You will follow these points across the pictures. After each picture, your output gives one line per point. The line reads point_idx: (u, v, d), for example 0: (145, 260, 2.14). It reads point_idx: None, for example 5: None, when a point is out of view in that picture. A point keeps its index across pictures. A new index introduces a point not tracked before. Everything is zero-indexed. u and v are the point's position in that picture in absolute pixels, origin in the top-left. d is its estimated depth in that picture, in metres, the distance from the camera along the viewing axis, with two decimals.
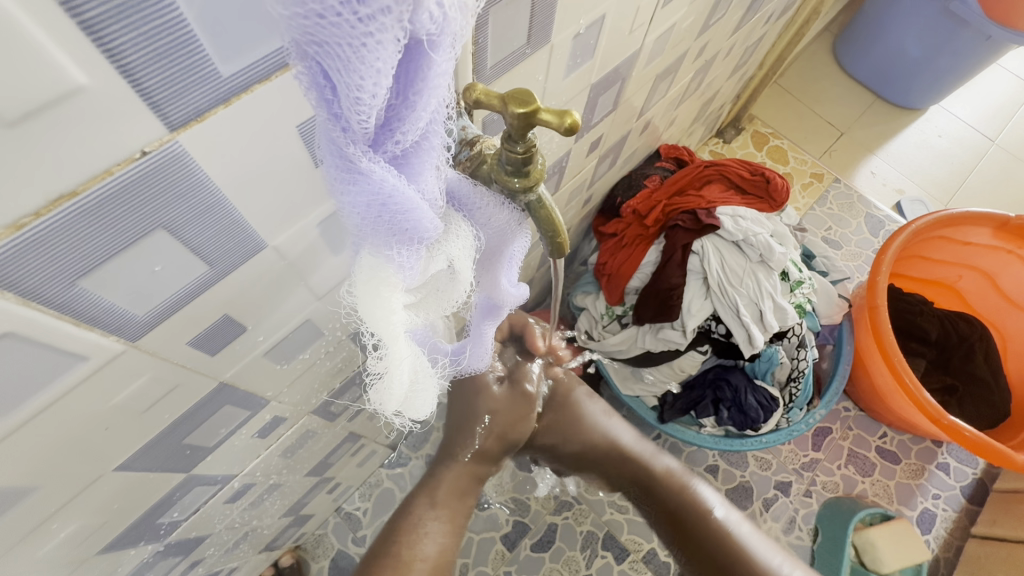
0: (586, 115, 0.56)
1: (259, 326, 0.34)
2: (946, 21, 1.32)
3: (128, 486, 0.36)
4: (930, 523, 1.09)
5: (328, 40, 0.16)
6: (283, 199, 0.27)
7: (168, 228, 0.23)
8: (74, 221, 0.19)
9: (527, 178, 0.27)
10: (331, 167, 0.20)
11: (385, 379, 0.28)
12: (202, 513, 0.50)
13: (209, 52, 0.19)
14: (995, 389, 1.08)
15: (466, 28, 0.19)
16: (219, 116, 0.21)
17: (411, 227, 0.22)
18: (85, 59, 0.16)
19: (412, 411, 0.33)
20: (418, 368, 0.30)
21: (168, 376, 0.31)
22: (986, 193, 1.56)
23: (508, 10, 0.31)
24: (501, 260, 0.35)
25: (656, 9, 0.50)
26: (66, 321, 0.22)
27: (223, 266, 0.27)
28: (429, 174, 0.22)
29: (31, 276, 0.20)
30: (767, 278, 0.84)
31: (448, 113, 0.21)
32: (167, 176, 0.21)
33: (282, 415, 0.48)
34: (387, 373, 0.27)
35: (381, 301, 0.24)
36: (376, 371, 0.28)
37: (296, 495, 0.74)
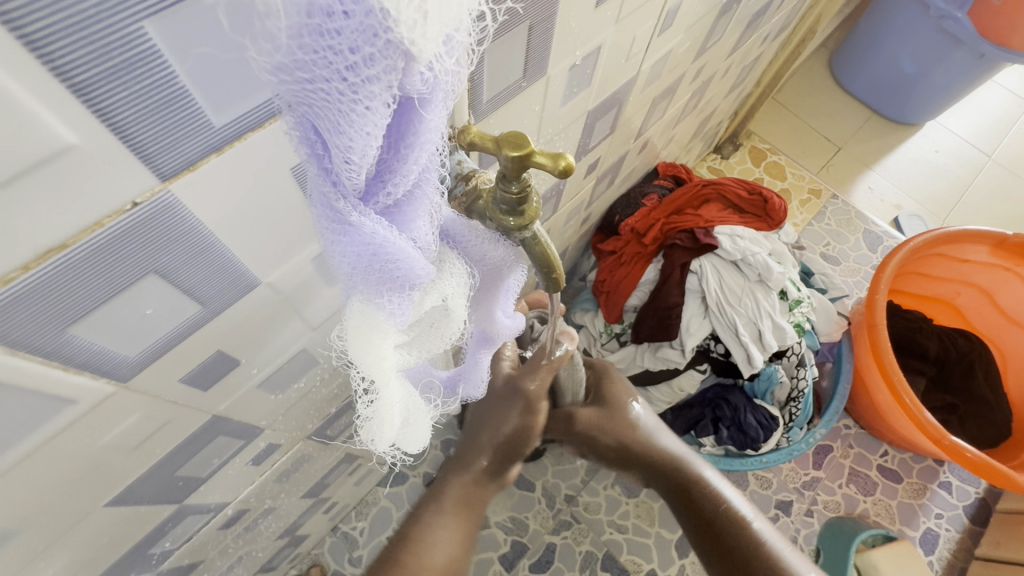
0: (584, 139, 0.56)
1: (253, 359, 0.34)
2: (941, 40, 1.34)
3: (118, 520, 0.36)
4: (933, 544, 1.08)
5: (317, 104, 0.16)
6: (277, 237, 0.27)
7: (160, 273, 0.23)
8: (63, 272, 0.19)
9: (522, 217, 0.27)
10: (321, 218, 0.20)
11: (376, 419, 0.28)
12: (195, 540, 0.50)
13: (201, 105, 0.19)
14: (995, 408, 1.07)
15: (458, 85, 0.19)
16: (211, 164, 0.21)
17: (402, 276, 0.22)
18: (74, 119, 0.16)
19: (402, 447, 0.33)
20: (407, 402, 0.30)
21: (159, 413, 0.30)
22: (983, 208, 1.57)
23: (504, 47, 0.31)
24: (497, 294, 0.35)
25: (652, 37, 0.50)
26: (55, 367, 0.22)
27: (217, 305, 0.27)
28: (422, 221, 0.22)
29: (19, 328, 0.19)
30: (765, 298, 0.84)
31: (439, 163, 0.21)
32: (159, 226, 0.21)
33: (277, 442, 0.48)
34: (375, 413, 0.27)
35: (371, 347, 0.24)
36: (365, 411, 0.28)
37: (291, 517, 0.73)
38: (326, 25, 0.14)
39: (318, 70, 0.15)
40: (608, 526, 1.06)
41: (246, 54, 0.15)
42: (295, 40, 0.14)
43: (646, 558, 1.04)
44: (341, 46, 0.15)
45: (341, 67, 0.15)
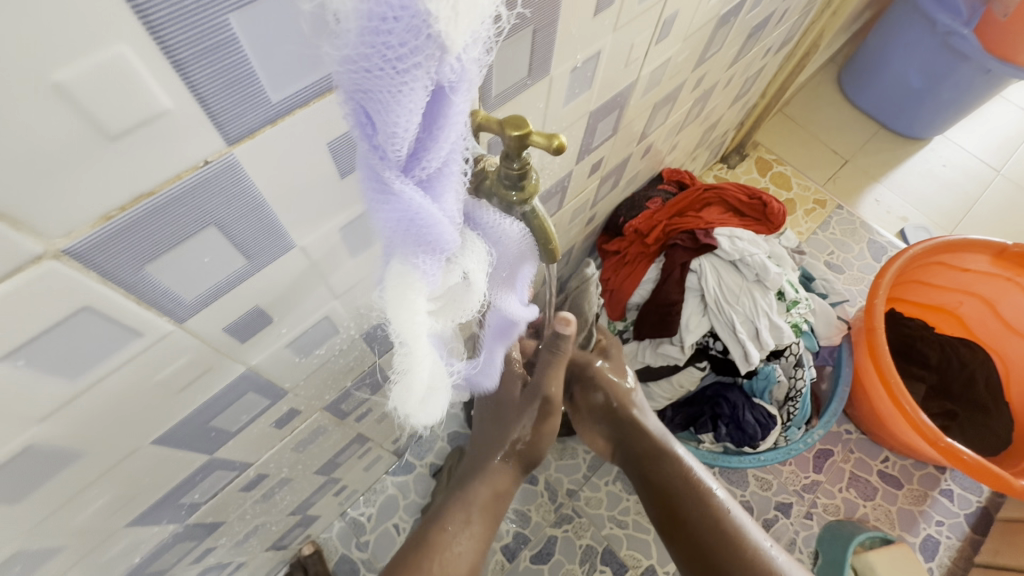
0: (587, 139, 0.60)
1: (284, 319, 0.39)
2: (946, 55, 1.37)
3: (159, 461, 0.40)
4: (933, 551, 1.08)
5: (372, 89, 0.20)
6: (312, 204, 0.32)
7: (218, 226, 0.27)
8: (146, 216, 0.24)
9: (523, 192, 0.32)
10: (368, 188, 0.24)
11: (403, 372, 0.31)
12: (219, 498, 0.54)
13: (263, 84, 0.23)
14: (995, 415, 1.09)
15: (479, 76, 0.24)
16: (265, 133, 0.25)
17: (433, 237, 0.26)
18: (172, 89, 0.21)
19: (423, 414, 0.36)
20: (435, 367, 0.34)
21: (203, 359, 0.35)
22: (990, 222, 1.58)
23: (511, 48, 0.36)
24: (512, 280, 0.38)
25: (650, 45, 0.54)
26: (131, 300, 0.27)
27: (258, 262, 0.32)
28: (449, 195, 0.26)
29: (109, 260, 0.24)
30: (763, 297, 0.87)
31: (465, 143, 0.25)
32: (221, 182, 0.26)
33: (297, 407, 0.52)
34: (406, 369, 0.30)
35: (407, 303, 0.28)
36: (399, 366, 0.31)
37: (304, 493, 0.77)
38: (381, 25, 0.18)
39: (374, 61, 0.19)
40: (608, 521, 1.08)
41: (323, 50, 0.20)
42: (360, 37, 0.19)
43: (645, 554, 1.06)
44: (393, 42, 0.19)
45: (391, 58, 0.20)
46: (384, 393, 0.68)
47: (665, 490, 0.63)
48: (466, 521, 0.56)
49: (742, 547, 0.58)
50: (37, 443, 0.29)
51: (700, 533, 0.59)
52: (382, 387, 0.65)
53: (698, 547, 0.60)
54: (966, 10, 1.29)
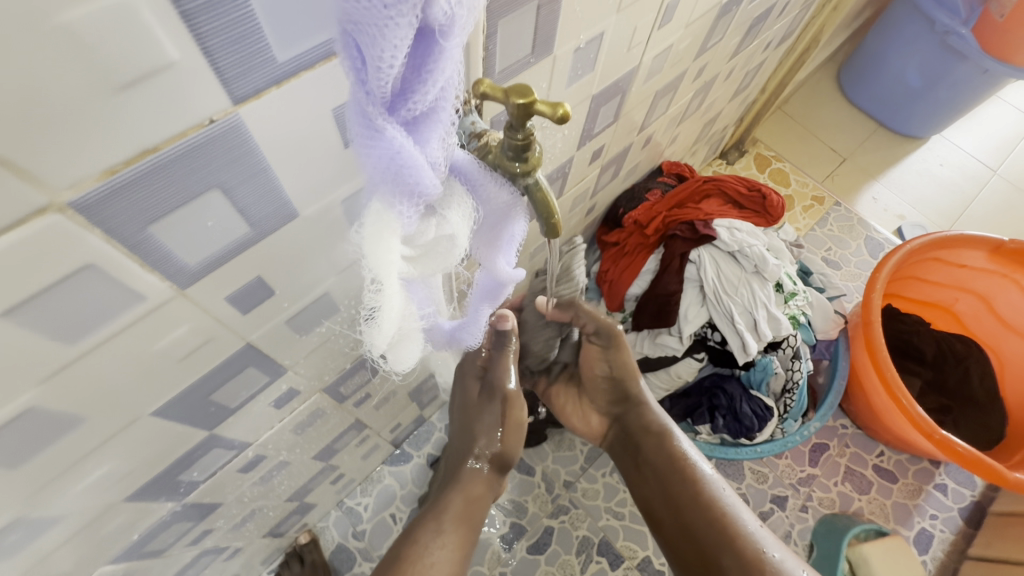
0: (588, 124, 0.61)
1: (285, 293, 0.39)
2: (944, 55, 1.37)
3: (159, 434, 0.40)
4: (927, 544, 1.09)
5: (360, 18, 0.20)
6: (315, 173, 0.32)
7: (222, 189, 0.27)
8: (150, 173, 0.24)
9: (527, 163, 0.32)
10: (353, 127, 0.24)
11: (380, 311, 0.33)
12: (218, 478, 0.54)
13: (269, 41, 0.23)
14: (990, 411, 1.09)
15: (471, 21, 0.24)
16: (270, 95, 0.25)
17: (414, 183, 0.26)
18: (179, 40, 0.21)
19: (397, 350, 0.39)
20: (405, 309, 0.36)
21: (204, 329, 0.35)
22: (987, 221, 1.59)
23: (515, 22, 0.36)
24: (499, 240, 0.38)
25: (652, 29, 0.55)
26: (134, 261, 0.27)
27: (261, 229, 0.32)
28: (435, 141, 0.27)
29: (113, 217, 0.24)
30: (761, 288, 0.88)
31: (454, 92, 0.26)
32: (226, 143, 0.26)
33: (297, 387, 0.52)
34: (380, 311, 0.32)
35: (383, 244, 0.28)
36: (370, 304, 0.33)
37: (302, 478, 0.77)
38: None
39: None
40: (605, 513, 1.09)
41: None
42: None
43: (641, 545, 1.06)
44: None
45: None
46: (383, 378, 0.68)
47: (659, 471, 0.64)
48: (438, 530, 0.54)
49: (727, 530, 0.57)
50: (40, 405, 0.29)
51: (685, 510, 0.60)
52: (381, 371, 0.65)
53: (685, 528, 0.59)
54: (965, 10, 1.29)
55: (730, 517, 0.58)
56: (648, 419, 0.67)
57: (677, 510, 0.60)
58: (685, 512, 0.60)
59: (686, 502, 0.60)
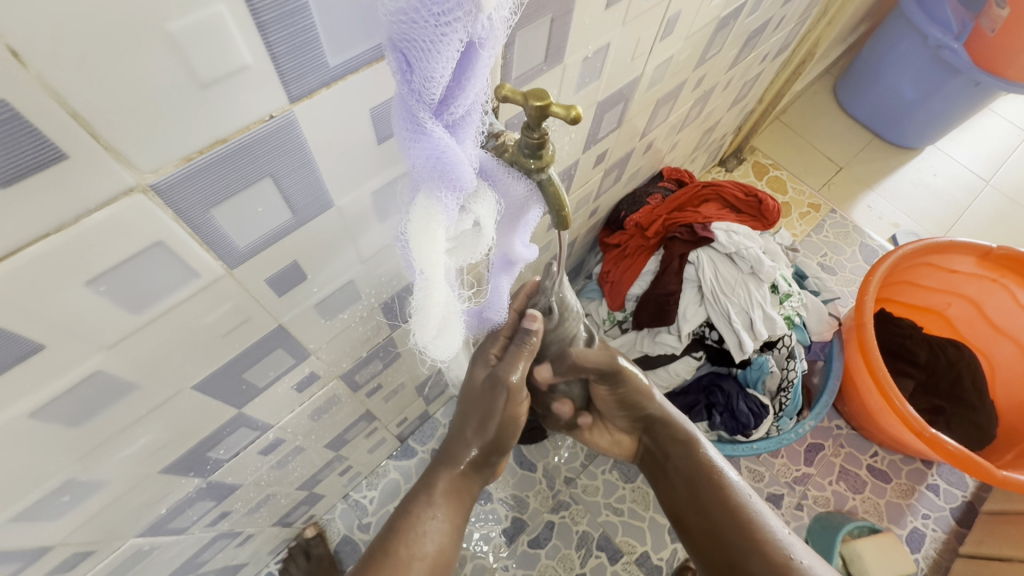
0: (593, 129, 0.64)
1: (315, 278, 0.42)
2: (937, 68, 1.41)
3: (195, 407, 0.43)
4: (920, 542, 1.12)
5: (416, 37, 0.24)
6: (350, 166, 0.35)
7: (273, 178, 0.31)
8: (218, 161, 0.27)
9: (540, 160, 0.35)
10: (402, 129, 0.28)
11: (426, 302, 0.36)
12: (240, 457, 0.57)
13: (324, 49, 0.27)
14: (981, 411, 1.12)
15: (502, 33, 0.27)
16: (320, 95, 0.29)
17: (456, 180, 0.29)
18: (253, 47, 0.24)
19: (439, 344, 0.41)
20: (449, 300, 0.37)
21: (245, 307, 0.38)
22: (978, 230, 1.63)
23: (530, 33, 0.40)
24: (516, 226, 0.42)
25: (655, 41, 0.58)
26: (195, 240, 0.30)
27: (302, 216, 0.35)
28: (469, 140, 0.30)
29: (184, 199, 0.27)
30: (757, 289, 0.91)
31: (486, 96, 0.29)
32: (281, 136, 0.29)
33: (317, 372, 0.55)
34: (425, 300, 0.35)
35: (430, 235, 0.32)
36: (419, 297, 0.36)
37: (314, 467, 0.80)
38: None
39: (421, 13, 0.23)
40: (604, 509, 1.11)
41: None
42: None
43: (640, 540, 1.09)
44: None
45: (435, 12, 0.23)
46: (394, 368, 0.71)
47: (686, 475, 0.65)
48: (428, 502, 0.58)
49: (755, 535, 0.58)
50: (103, 369, 0.32)
51: (712, 518, 0.61)
52: (394, 361, 0.68)
53: (712, 532, 0.60)
54: (956, 25, 1.34)
55: (755, 521, 0.59)
56: (675, 430, 0.67)
57: (704, 512, 0.61)
58: (711, 515, 0.61)
59: (713, 507, 0.61)
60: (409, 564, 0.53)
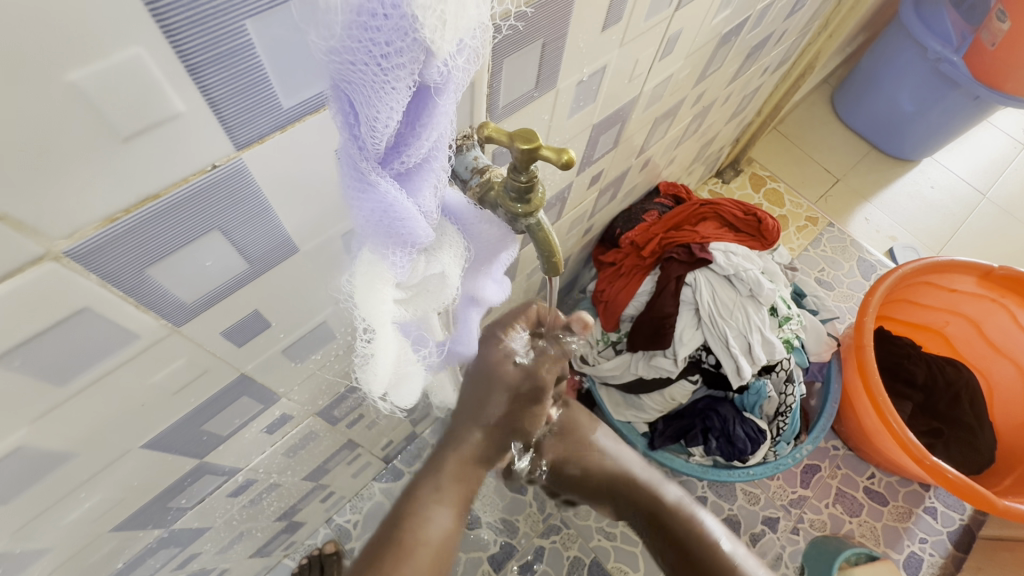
0: (588, 151, 0.61)
1: (281, 324, 0.38)
2: (937, 81, 1.39)
3: (148, 464, 0.39)
4: (917, 567, 1.09)
5: (356, 81, 0.20)
6: (317, 211, 0.31)
7: (222, 230, 0.27)
8: (153, 219, 0.23)
9: (529, 205, 0.32)
10: (345, 179, 0.24)
11: (372, 360, 0.32)
12: (207, 503, 0.53)
13: (275, 90, 0.23)
14: (979, 433, 1.10)
15: (465, 80, 0.24)
16: (275, 139, 0.25)
17: (406, 233, 0.26)
18: (185, 92, 0.20)
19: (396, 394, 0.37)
20: (401, 352, 0.34)
21: (200, 361, 0.34)
22: (976, 244, 1.61)
23: (519, 60, 0.36)
24: (490, 265, 0.39)
25: (654, 61, 0.55)
26: (129, 303, 0.26)
27: (261, 265, 0.32)
28: (425, 190, 0.27)
29: (111, 262, 0.24)
30: (756, 312, 0.88)
31: (446, 142, 0.26)
32: (228, 188, 0.25)
33: (289, 413, 0.51)
34: (372, 357, 0.31)
35: (374, 294, 0.28)
36: (364, 353, 0.32)
37: (291, 499, 0.76)
38: (370, 23, 0.19)
39: (360, 55, 0.20)
40: (596, 533, 1.08)
41: (307, 37, 0.19)
42: (347, 31, 0.19)
43: (632, 566, 1.05)
44: (380, 39, 0.19)
45: (378, 55, 0.20)
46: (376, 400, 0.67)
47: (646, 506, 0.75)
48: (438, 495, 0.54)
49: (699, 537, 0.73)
50: (29, 444, 0.28)
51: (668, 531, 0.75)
52: None
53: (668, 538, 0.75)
54: (956, 37, 1.32)
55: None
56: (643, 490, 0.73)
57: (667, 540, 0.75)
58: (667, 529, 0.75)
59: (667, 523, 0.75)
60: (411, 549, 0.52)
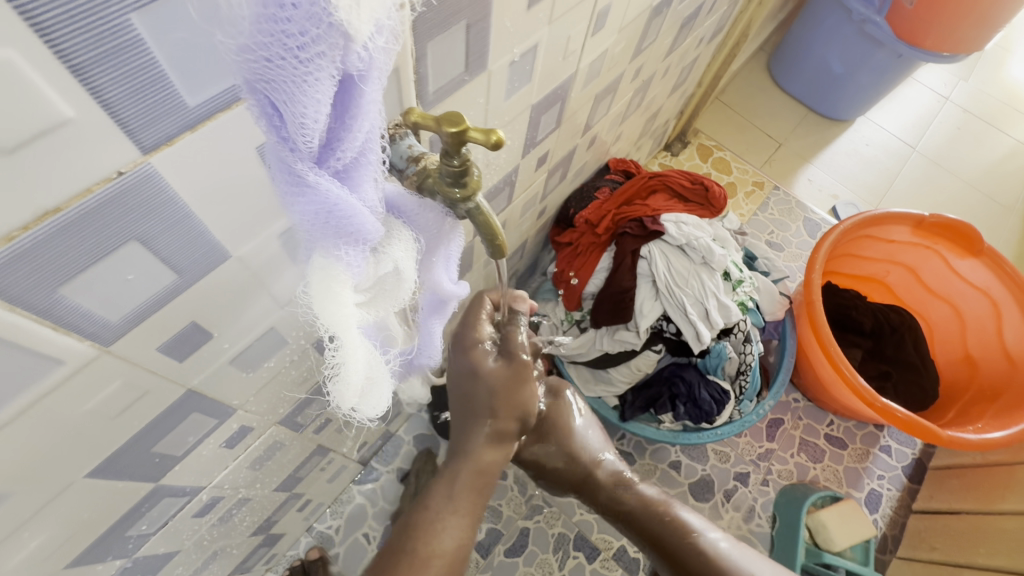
0: (531, 133, 0.61)
1: (225, 334, 0.37)
2: (863, 41, 1.46)
3: (98, 493, 0.37)
4: (877, 503, 1.16)
5: (275, 78, 0.19)
6: (244, 213, 0.30)
7: (141, 241, 0.26)
8: (56, 235, 0.22)
9: (466, 188, 0.31)
10: (280, 181, 0.23)
11: (343, 371, 0.30)
12: (170, 527, 0.51)
13: (176, 87, 0.22)
14: (924, 372, 1.18)
15: (386, 64, 0.23)
16: (185, 140, 0.24)
17: (356, 231, 0.25)
18: (72, 96, 0.19)
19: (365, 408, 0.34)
20: (372, 358, 0.32)
21: (139, 382, 0.33)
22: (911, 195, 1.70)
23: (444, 43, 0.36)
24: (437, 258, 0.37)
25: (586, 36, 0.55)
26: (46, 326, 0.25)
27: (191, 275, 0.30)
28: (367, 185, 0.25)
29: (18, 285, 0.22)
30: (710, 279, 0.91)
31: (380, 132, 0.25)
32: (140, 195, 0.24)
33: (249, 424, 0.50)
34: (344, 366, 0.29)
35: (334, 297, 0.26)
36: (331, 364, 0.31)
37: (264, 512, 0.74)
38: (279, 14, 0.18)
39: (275, 49, 0.18)
40: (578, 508, 1.10)
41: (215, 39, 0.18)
42: (256, 25, 0.18)
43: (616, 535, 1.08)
44: (293, 30, 0.18)
45: (293, 46, 0.18)
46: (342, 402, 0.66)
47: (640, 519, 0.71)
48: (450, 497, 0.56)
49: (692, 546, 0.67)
50: None
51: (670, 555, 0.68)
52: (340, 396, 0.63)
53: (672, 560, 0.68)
54: None
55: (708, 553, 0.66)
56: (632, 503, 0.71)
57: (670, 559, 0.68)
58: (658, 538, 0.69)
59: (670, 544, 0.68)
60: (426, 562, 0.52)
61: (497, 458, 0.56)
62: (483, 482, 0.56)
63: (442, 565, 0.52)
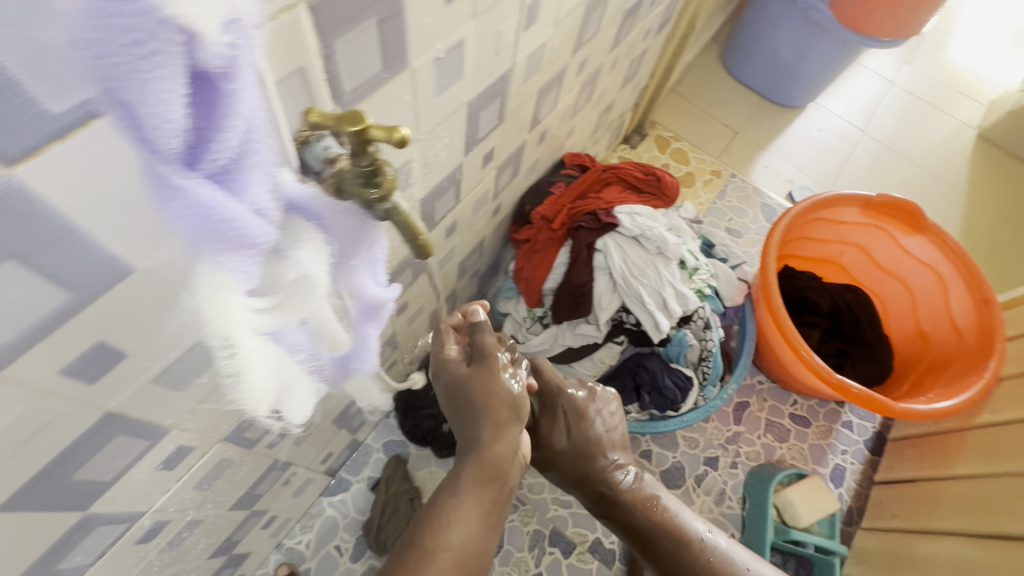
0: (471, 130, 0.60)
1: (143, 352, 0.35)
2: (808, 29, 1.49)
3: (13, 527, 0.35)
4: (841, 477, 1.20)
5: (116, 75, 0.18)
6: (143, 224, 0.29)
7: (19, 258, 0.24)
8: None
9: (381, 188, 0.31)
10: (150, 186, 0.21)
11: (241, 374, 0.30)
12: (110, 556, 0.49)
13: (34, 93, 0.20)
14: (879, 348, 1.22)
15: (257, 59, 0.22)
16: (57, 149, 0.23)
17: (241, 237, 0.23)
18: None
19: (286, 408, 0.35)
20: (279, 361, 0.32)
21: (45, 408, 0.31)
22: (863, 177, 1.75)
23: (354, 41, 0.35)
24: (362, 263, 0.36)
25: (519, 31, 0.55)
26: None
27: (88, 291, 0.29)
28: (256, 189, 0.24)
29: None
30: (666, 268, 0.92)
31: (263, 132, 0.23)
32: (8, 210, 0.23)
33: (188, 444, 0.48)
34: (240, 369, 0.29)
35: (218, 302, 0.26)
36: (230, 370, 0.30)
37: (222, 532, 0.72)
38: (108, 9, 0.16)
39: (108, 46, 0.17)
40: (551, 504, 1.10)
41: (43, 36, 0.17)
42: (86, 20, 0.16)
43: (590, 528, 1.09)
44: (125, 24, 0.17)
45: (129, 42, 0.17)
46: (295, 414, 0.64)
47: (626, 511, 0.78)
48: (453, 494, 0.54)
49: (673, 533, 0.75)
50: None
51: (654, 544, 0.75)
52: None
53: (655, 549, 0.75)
54: None
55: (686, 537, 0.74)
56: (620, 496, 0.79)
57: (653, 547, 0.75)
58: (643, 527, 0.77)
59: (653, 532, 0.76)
60: (434, 555, 0.49)
61: (504, 451, 0.55)
62: (488, 476, 0.54)
63: (451, 558, 0.50)
